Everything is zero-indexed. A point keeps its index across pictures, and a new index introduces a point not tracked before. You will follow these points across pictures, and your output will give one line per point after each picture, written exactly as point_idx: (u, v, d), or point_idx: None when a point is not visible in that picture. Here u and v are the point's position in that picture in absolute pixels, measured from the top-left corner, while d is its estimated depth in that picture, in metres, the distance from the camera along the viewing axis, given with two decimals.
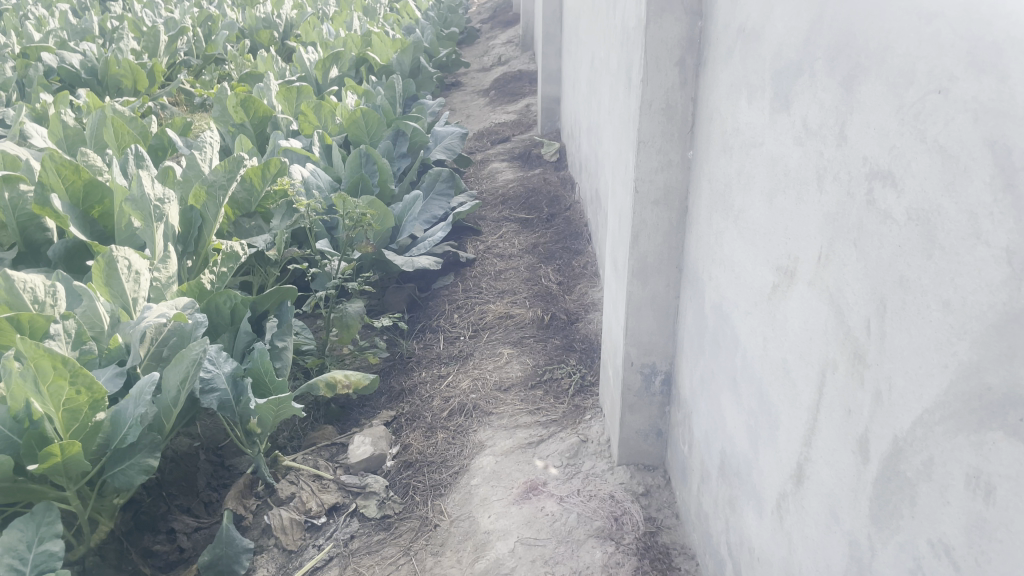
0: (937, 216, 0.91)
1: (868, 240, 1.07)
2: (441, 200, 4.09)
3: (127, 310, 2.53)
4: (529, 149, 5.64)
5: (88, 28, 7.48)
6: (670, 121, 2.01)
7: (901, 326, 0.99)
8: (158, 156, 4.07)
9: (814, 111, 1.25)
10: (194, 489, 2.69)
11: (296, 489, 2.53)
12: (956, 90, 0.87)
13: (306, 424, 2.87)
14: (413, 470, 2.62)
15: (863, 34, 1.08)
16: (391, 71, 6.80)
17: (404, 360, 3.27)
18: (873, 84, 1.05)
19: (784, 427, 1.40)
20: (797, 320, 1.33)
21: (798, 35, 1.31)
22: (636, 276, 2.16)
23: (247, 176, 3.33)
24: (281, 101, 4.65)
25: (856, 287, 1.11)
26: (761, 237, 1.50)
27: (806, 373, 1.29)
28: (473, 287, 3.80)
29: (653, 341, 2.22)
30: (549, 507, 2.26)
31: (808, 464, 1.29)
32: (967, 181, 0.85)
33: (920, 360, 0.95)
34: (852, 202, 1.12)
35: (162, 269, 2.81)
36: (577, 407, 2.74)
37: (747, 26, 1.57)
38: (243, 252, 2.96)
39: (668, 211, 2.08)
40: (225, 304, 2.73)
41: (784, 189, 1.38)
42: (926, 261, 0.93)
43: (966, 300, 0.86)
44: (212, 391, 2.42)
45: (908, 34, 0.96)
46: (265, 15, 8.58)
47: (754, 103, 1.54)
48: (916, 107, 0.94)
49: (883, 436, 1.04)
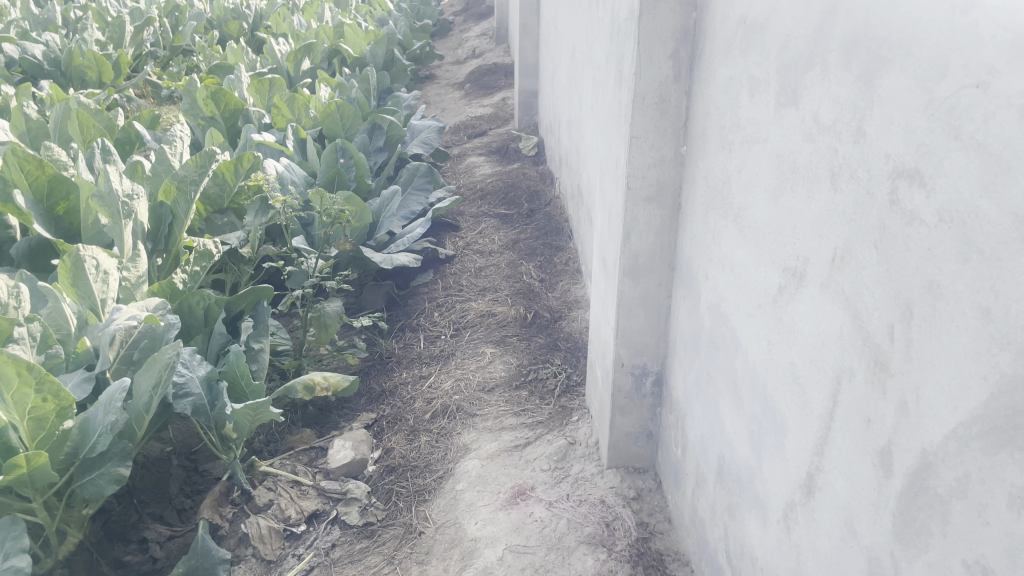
0: (974, 218, 0.86)
1: (892, 241, 1.02)
2: (419, 196, 4.02)
3: (94, 312, 2.42)
4: (506, 144, 5.57)
5: (50, 19, 7.31)
6: (663, 116, 1.95)
7: (931, 334, 0.94)
8: (126, 151, 3.95)
9: (826, 106, 1.20)
10: (166, 495, 2.61)
11: (274, 496, 2.44)
12: (998, 83, 0.82)
13: (284, 427, 2.78)
14: (396, 474, 2.54)
15: (884, 25, 1.03)
16: (365, 63, 6.70)
17: (384, 360, 3.18)
18: (897, 77, 1.00)
19: (792, 435, 1.35)
20: (807, 323, 1.28)
21: (808, 27, 1.26)
22: (628, 275, 2.10)
23: (218, 171, 3.23)
24: (254, 94, 4.52)
25: (876, 291, 1.06)
26: (766, 237, 1.45)
27: (818, 380, 1.24)
28: (453, 285, 3.73)
29: (644, 342, 2.17)
30: (537, 513, 2.20)
31: (819, 474, 1.24)
32: (1012, 181, 0.80)
33: (953, 371, 0.90)
34: (873, 202, 1.07)
35: (132, 268, 2.72)
36: (564, 408, 2.68)
37: (750, 17, 1.51)
38: (216, 249, 2.85)
39: (660, 209, 2.03)
40: (198, 304, 2.59)
41: (791, 187, 1.33)
42: (961, 266, 0.88)
43: (1011, 309, 0.80)
44: (186, 396, 2.32)
45: (939, 25, 0.91)
46: (234, 6, 8.42)
47: (757, 98, 1.48)
48: (949, 101, 0.89)
49: (909, 449, 0.98)
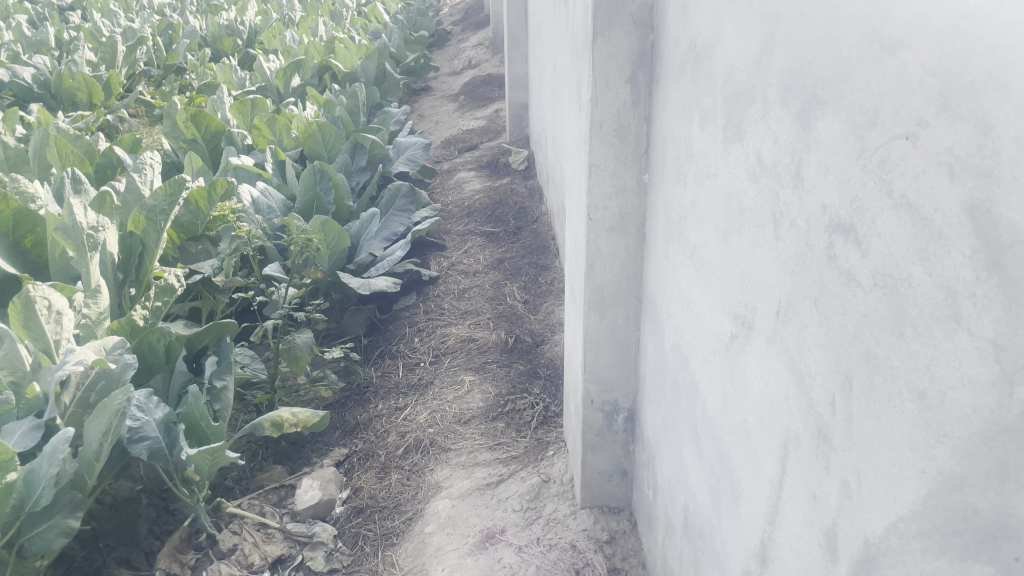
0: (907, 286, 0.75)
1: (830, 301, 0.92)
2: (401, 216, 3.92)
3: (48, 354, 2.31)
4: (496, 158, 5.49)
5: (43, 40, 7.29)
6: (623, 142, 1.85)
7: (870, 412, 0.84)
8: (107, 175, 3.88)
9: (767, 145, 1.10)
10: (134, 537, 2.50)
11: (239, 540, 2.33)
12: (927, 137, 0.71)
13: (253, 464, 2.68)
14: (364, 516, 2.44)
15: (817, 61, 0.93)
16: (356, 78, 6.64)
17: (361, 390, 3.09)
18: (831, 121, 0.90)
19: (747, 498, 1.24)
20: (757, 378, 1.17)
21: (749, 57, 1.16)
22: (593, 308, 1.99)
23: (191, 199, 3.16)
24: (235, 114, 4.45)
25: (818, 354, 0.96)
26: (718, 280, 1.34)
27: (767, 443, 1.14)
28: (435, 309, 3.63)
29: (614, 377, 2.07)
30: (506, 558, 2.08)
31: (772, 546, 1.13)
32: (943, 251, 0.69)
33: (892, 457, 0.79)
34: (811, 255, 0.96)
35: (93, 304, 2.59)
36: (540, 442, 2.58)
37: (698, 43, 1.41)
38: (180, 284, 2.78)
39: (625, 239, 1.93)
40: (158, 342, 2.52)
41: (738, 229, 1.23)
42: (897, 339, 0.78)
43: (946, 397, 0.70)
44: (141, 441, 2.23)
45: (868, 66, 0.81)
46: (228, 23, 8.41)
47: (706, 130, 1.38)
48: (880, 153, 0.79)
49: (853, 536, 0.88)
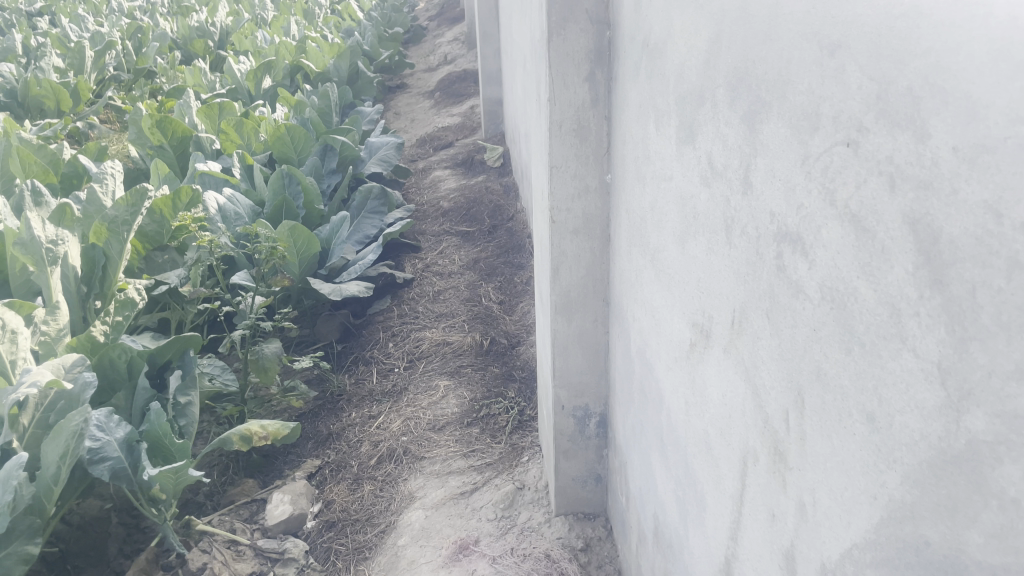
0: (854, 302, 0.71)
1: (782, 313, 0.87)
2: (373, 219, 3.89)
3: (3, 375, 2.22)
4: (471, 156, 5.42)
5: (9, 47, 7.14)
6: (583, 143, 1.80)
7: (822, 432, 0.79)
8: (72, 185, 3.75)
9: (718, 148, 1.05)
10: (103, 558, 2.36)
11: (208, 559, 2.27)
12: (867, 144, 0.67)
13: (223, 478, 2.61)
14: (335, 530, 2.40)
15: (762, 61, 0.88)
16: (329, 78, 6.55)
17: (334, 399, 3.03)
18: (776, 124, 0.85)
19: (711, 512, 1.20)
20: (716, 390, 1.13)
21: (698, 55, 1.11)
22: (560, 312, 1.94)
23: (155, 207, 3.12)
24: (203, 119, 4.34)
25: (772, 368, 0.91)
26: (677, 286, 1.30)
27: (727, 456, 1.10)
28: (409, 312, 3.58)
29: (584, 382, 2.03)
30: (479, 570, 2.03)
31: (736, 562, 1.09)
32: (887, 266, 0.65)
33: (846, 481, 0.75)
34: (762, 264, 0.92)
35: (52, 321, 2.50)
36: (514, 448, 2.54)
37: (651, 40, 1.36)
38: (140, 298, 2.70)
39: (589, 241, 1.89)
40: (119, 357, 2.47)
41: (694, 235, 1.18)
42: (845, 356, 0.73)
43: (895, 421, 0.65)
44: (102, 461, 2.16)
45: (809, 67, 0.76)
46: (199, 24, 8.27)
47: (661, 131, 1.33)
48: (823, 160, 0.74)
49: (811, 560, 0.84)
